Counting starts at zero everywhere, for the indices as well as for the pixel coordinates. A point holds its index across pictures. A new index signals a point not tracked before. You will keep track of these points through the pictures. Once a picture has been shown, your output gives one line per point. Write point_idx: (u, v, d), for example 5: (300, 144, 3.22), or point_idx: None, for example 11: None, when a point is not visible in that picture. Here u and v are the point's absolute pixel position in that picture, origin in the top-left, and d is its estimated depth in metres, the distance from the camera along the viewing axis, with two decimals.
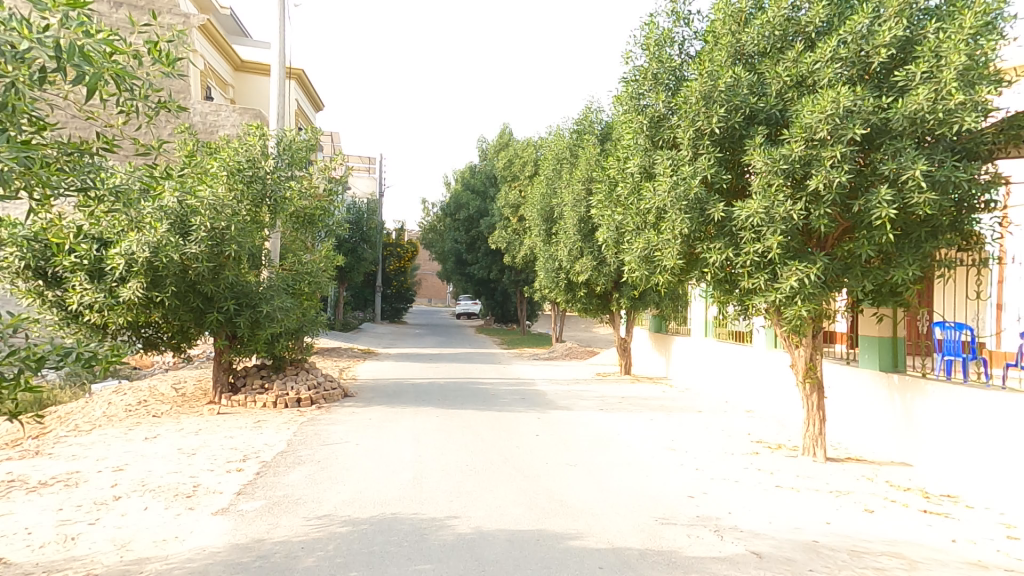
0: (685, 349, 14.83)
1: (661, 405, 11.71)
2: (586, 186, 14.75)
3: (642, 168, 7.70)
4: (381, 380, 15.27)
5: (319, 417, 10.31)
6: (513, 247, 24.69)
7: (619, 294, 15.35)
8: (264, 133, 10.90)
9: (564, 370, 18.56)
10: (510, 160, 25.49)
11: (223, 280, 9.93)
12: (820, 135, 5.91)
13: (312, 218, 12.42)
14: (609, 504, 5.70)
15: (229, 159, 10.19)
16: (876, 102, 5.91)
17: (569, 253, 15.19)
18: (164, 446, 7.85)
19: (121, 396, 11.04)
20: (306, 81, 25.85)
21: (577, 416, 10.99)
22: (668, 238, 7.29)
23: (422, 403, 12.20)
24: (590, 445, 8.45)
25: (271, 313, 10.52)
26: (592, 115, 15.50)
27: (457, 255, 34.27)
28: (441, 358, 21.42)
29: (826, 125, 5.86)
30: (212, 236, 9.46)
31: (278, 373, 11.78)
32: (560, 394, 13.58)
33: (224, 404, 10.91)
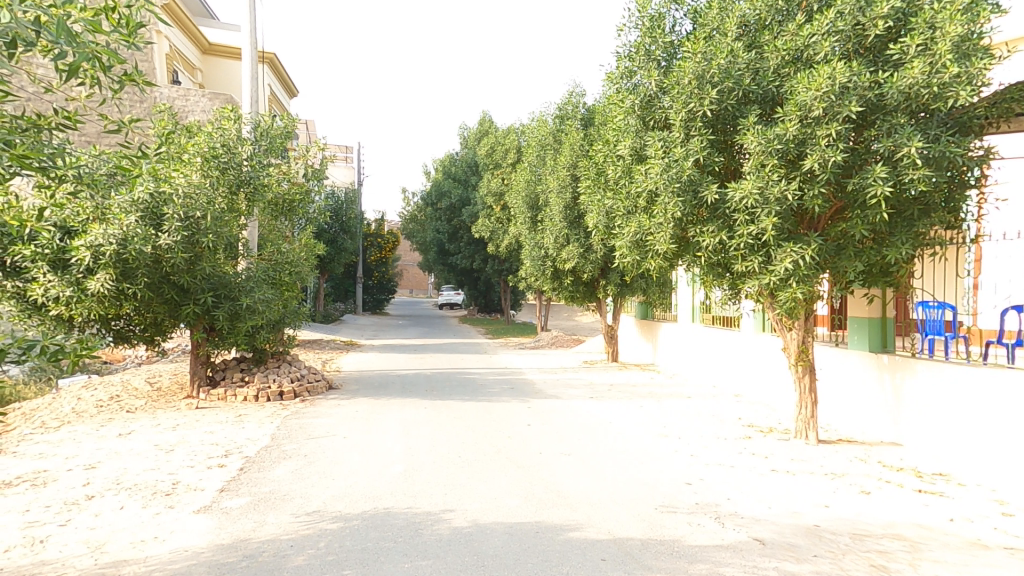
0: (672, 335, 14.83)
1: (650, 392, 11.70)
2: (572, 171, 14.59)
3: (633, 149, 7.63)
4: (366, 372, 14.98)
5: (303, 410, 10.04)
6: (496, 236, 24.46)
7: (606, 281, 15.27)
8: (237, 116, 10.43)
9: (551, 358, 18.49)
10: (492, 147, 25.15)
11: (200, 271, 9.55)
12: (815, 113, 5.82)
13: (291, 205, 12.02)
14: (607, 493, 5.62)
15: (203, 143, 9.76)
16: (872, 77, 5.84)
17: (555, 240, 15.03)
18: (140, 443, 7.52)
19: (92, 393, 10.61)
20: (280, 67, 25.11)
21: (566, 405, 10.89)
22: (660, 222, 7.20)
23: (408, 394, 11.97)
24: (582, 433, 8.36)
25: (251, 305, 10.18)
26: (576, 100, 15.30)
27: (439, 245, 33.83)
28: (426, 349, 21.17)
29: (821, 103, 5.77)
30: (186, 225, 9.07)
31: (258, 367, 11.44)
32: (548, 382, 13.46)
33: (202, 398, 10.55)
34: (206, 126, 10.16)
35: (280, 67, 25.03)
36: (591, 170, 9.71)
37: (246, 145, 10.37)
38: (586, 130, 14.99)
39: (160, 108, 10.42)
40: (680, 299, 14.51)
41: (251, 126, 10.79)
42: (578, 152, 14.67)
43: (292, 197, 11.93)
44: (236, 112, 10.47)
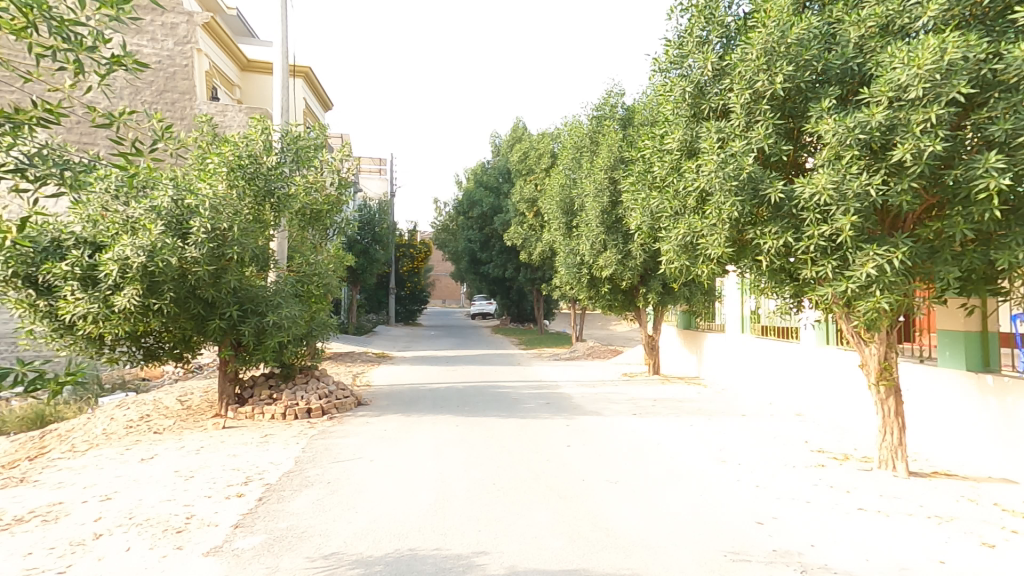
0: (721, 346, 13.85)
1: (699, 408, 10.82)
2: (609, 175, 13.90)
3: (684, 143, 7.15)
4: (397, 386, 14.55)
5: (331, 429, 9.62)
6: (529, 244, 23.87)
7: (646, 289, 14.51)
8: (263, 126, 10.21)
9: (588, 370, 17.69)
10: (524, 153, 24.63)
11: (225, 285, 9.22)
12: (911, 95, 5.02)
13: (319, 215, 11.69)
14: (665, 532, 4.90)
15: (230, 153, 9.52)
16: (989, 48, 5.01)
17: (592, 247, 14.33)
18: (161, 467, 7.14)
19: (124, 412, 10.33)
20: (315, 80, 25.32)
21: (609, 423, 10.14)
22: (714, 224, 6.50)
23: (440, 411, 11.44)
24: (629, 456, 7.62)
25: (277, 320, 9.81)
26: (613, 99, 14.61)
27: (471, 254, 33.47)
28: (459, 361, 20.71)
29: (921, 83, 4.97)
30: (211, 238, 8.74)
31: (286, 382, 11.13)
32: (587, 397, 12.72)
33: (230, 416, 10.23)
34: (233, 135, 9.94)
35: (315, 80, 25.22)
36: (633, 171, 9.02)
37: (272, 154, 10.11)
38: (625, 131, 14.28)
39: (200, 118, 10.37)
40: (729, 309, 13.49)
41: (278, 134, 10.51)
42: (615, 154, 13.94)
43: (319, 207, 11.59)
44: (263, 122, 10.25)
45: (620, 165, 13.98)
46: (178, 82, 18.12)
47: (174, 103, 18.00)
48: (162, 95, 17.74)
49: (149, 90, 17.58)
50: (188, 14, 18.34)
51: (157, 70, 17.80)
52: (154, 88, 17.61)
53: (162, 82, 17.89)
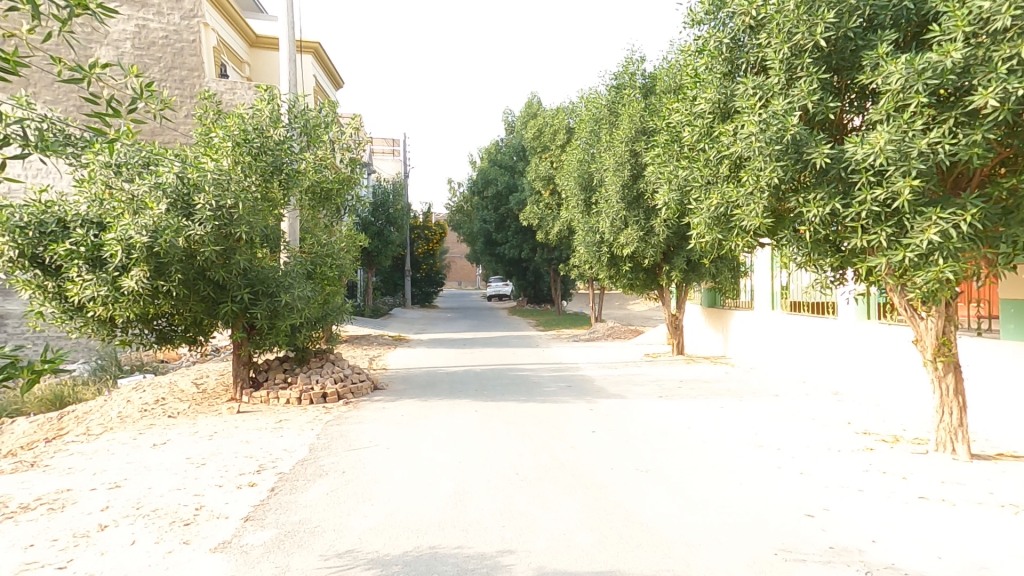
0: (750, 324, 13.31)
1: (728, 390, 10.34)
2: (630, 147, 13.30)
3: (717, 104, 6.58)
4: (414, 369, 14.30)
5: (347, 415, 9.39)
6: (545, 223, 23.32)
7: (669, 267, 13.98)
8: (273, 95, 9.62)
9: (609, 351, 17.26)
10: (539, 129, 23.94)
11: (234, 266, 8.93)
12: (997, 25, 4.56)
13: (330, 193, 11.34)
14: (706, 528, 4.49)
15: (234, 128, 9.14)
16: None
17: (612, 224, 13.75)
18: (173, 453, 6.87)
19: (140, 395, 10.01)
20: (325, 56, 24.76)
21: (634, 405, 9.75)
22: (751, 192, 5.94)
23: (458, 395, 11.14)
24: (658, 441, 7.22)
25: (290, 302, 9.54)
26: (634, 67, 13.86)
27: (486, 235, 33.04)
28: (476, 343, 20.43)
29: (1010, 9, 4.49)
30: (218, 217, 8.42)
31: (301, 366, 10.91)
32: (610, 379, 12.32)
33: (245, 401, 10.01)
34: (237, 109, 9.50)
35: (324, 57, 24.65)
36: (659, 138, 8.43)
37: (279, 127, 9.66)
38: (647, 100, 13.58)
39: (201, 93, 9.79)
40: (759, 283, 12.95)
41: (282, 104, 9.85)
42: (637, 125, 13.28)
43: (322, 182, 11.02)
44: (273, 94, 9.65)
45: (642, 136, 13.32)
46: (186, 59, 18.35)
47: (183, 80, 18.36)
48: (170, 72, 18.22)
49: (157, 67, 18.20)
50: None
51: (165, 46, 18.16)
52: (164, 64, 18.20)
53: (171, 58, 18.30)
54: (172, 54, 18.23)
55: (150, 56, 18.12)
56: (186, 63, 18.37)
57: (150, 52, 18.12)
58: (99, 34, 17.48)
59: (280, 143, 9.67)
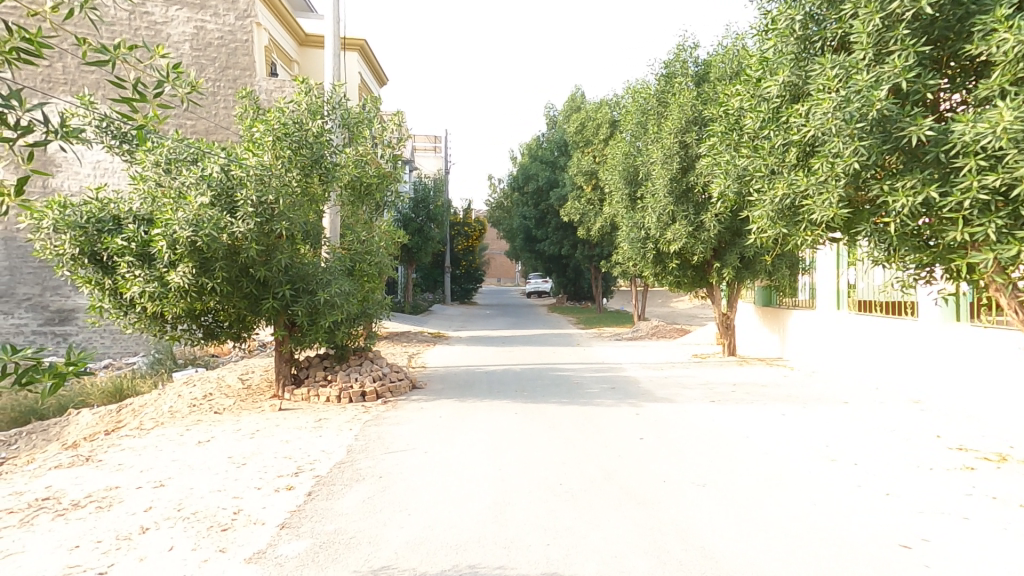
0: (810, 325, 12.53)
1: (788, 395, 9.72)
2: (680, 139, 12.69)
3: (789, 86, 6.17)
4: (454, 367, 14.13)
5: (385, 415, 9.30)
6: (587, 219, 22.76)
7: (721, 264, 13.30)
8: (308, 87, 9.68)
9: (654, 351, 16.64)
10: (582, 123, 23.38)
11: (275, 263, 8.89)
12: None
13: (370, 189, 11.27)
14: (778, 558, 4.02)
15: (275, 122, 9.02)
16: None
17: (658, 219, 13.14)
18: (215, 451, 6.82)
19: (190, 389, 10.17)
20: (369, 54, 24.92)
21: (683, 411, 9.23)
22: (824, 179, 5.58)
23: (499, 395, 10.87)
24: (718, 448, 6.82)
25: (329, 299, 9.45)
26: (686, 54, 13.26)
27: (526, 232, 32.74)
28: (515, 341, 20.13)
29: None
30: (259, 212, 8.35)
31: (341, 364, 10.89)
32: (656, 381, 11.77)
33: (286, 398, 10.04)
34: (275, 103, 9.46)
35: (369, 54, 24.86)
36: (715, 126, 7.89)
37: (316, 119, 9.55)
38: (699, 88, 12.95)
39: (239, 93, 9.76)
40: (822, 281, 12.23)
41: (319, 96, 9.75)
42: (689, 114, 12.64)
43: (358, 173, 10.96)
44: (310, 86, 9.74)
45: (693, 127, 12.68)
46: (240, 59, 18.78)
47: (237, 79, 18.79)
48: (225, 72, 18.71)
49: (212, 67, 18.69)
50: None
51: (220, 46, 18.65)
52: (218, 64, 18.69)
53: (225, 58, 18.76)
54: (226, 54, 18.69)
55: (206, 56, 18.64)
56: (239, 63, 18.83)
57: (206, 52, 18.62)
58: (160, 36, 18.23)
59: (319, 134, 9.51)
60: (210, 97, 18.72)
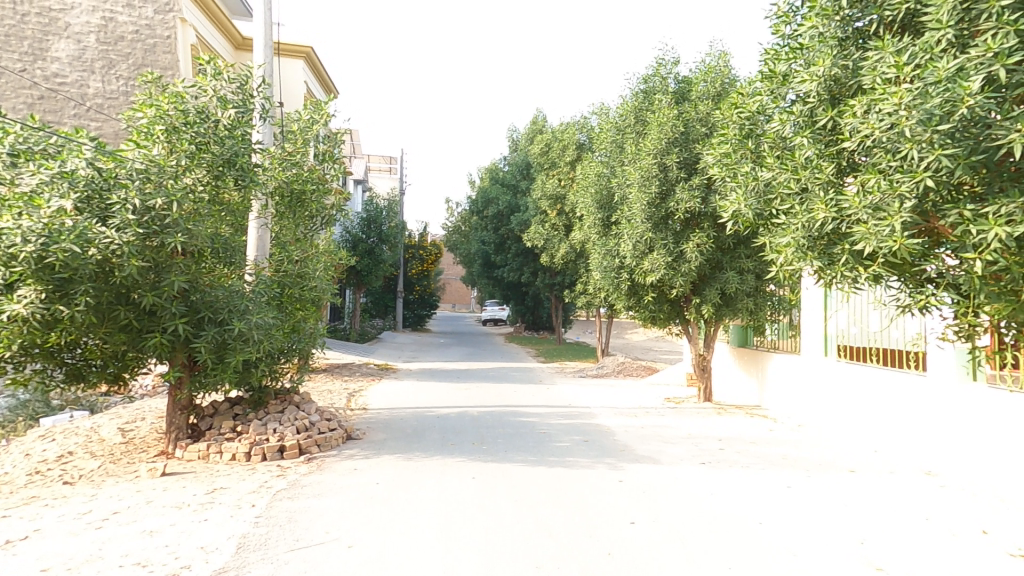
0: (793, 371, 11.41)
1: (786, 457, 8.39)
2: (659, 162, 11.51)
3: (832, 79, 4.85)
4: (399, 410, 12.23)
5: (305, 480, 7.31)
6: (550, 245, 21.43)
7: (699, 300, 12.17)
8: (218, 70, 7.61)
9: (623, 392, 15.25)
10: (547, 145, 22.34)
11: (166, 289, 6.87)
12: None
13: (301, 197, 9.46)
14: None
15: (169, 107, 7.05)
16: None
17: (634, 248, 11.91)
18: (32, 555, 4.73)
19: (44, 450, 8.02)
20: (317, 62, 23.23)
21: (672, 476, 7.71)
22: (883, 200, 4.24)
23: (450, 450, 9.03)
24: (727, 546, 5.28)
25: (243, 332, 7.51)
26: (665, 70, 12.22)
27: (485, 256, 31.45)
28: (471, 375, 18.37)
29: None
30: (144, 222, 6.48)
31: (256, 411, 8.85)
32: (633, 433, 10.26)
33: (177, 457, 7.92)
34: (170, 88, 7.34)
35: (316, 63, 23.14)
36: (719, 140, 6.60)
37: (228, 108, 7.43)
38: (679, 107, 11.88)
39: (143, 75, 7.58)
40: (807, 323, 11.13)
41: (234, 84, 7.70)
42: (669, 134, 11.42)
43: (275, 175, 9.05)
44: (222, 70, 7.64)
45: (674, 148, 11.46)
46: (158, 57, 17.45)
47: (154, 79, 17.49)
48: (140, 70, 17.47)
49: (124, 63, 17.42)
50: None
51: (134, 41, 17.35)
52: (132, 60, 17.43)
53: (142, 54, 17.47)
54: (141, 50, 17.38)
55: (116, 51, 17.42)
56: (158, 60, 17.51)
57: (117, 47, 17.39)
58: (55, 25, 16.96)
59: (236, 128, 7.49)
60: (121, 96, 17.34)
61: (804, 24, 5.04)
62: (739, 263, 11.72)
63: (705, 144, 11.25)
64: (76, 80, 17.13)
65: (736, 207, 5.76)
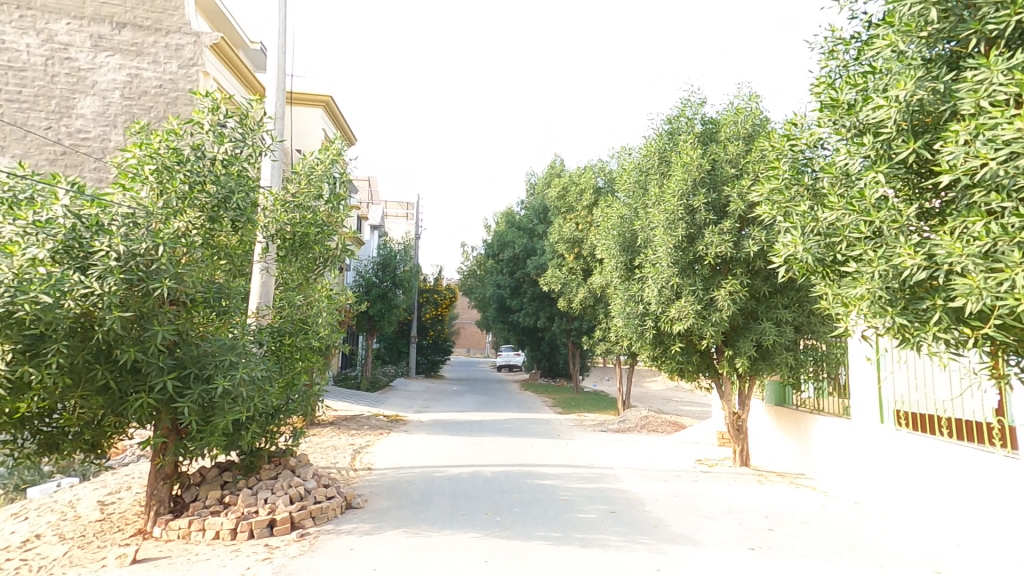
0: (845, 437, 10.41)
1: (851, 546, 7.48)
2: (686, 204, 10.84)
3: (916, 103, 4.11)
4: (406, 470, 11.24)
5: (292, 564, 6.32)
6: (568, 290, 20.69)
7: (733, 351, 11.22)
8: (215, 105, 7.09)
9: (649, 449, 14.09)
10: (564, 189, 22.02)
11: (151, 342, 6.13)
12: None
13: (305, 240, 8.93)
14: None
15: (160, 145, 6.61)
16: None
17: (659, 294, 11.11)
18: None
19: (14, 533, 7.27)
20: (337, 111, 23.48)
21: (719, 563, 6.61)
22: (993, 249, 3.56)
23: (460, 522, 7.99)
24: None
25: (230, 389, 6.78)
26: (690, 111, 11.75)
27: (500, 301, 30.85)
28: (484, 428, 17.32)
29: None
30: (128, 269, 5.83)
31: (247, 478, 8.02)
32: (666, 503, 9.15)
33: (155, 536, 7.08)
34: (164, 125, 6.90)
35: (337, 111, 23.35)
36: (767, 179, 5.89)
37: (223, 143, 7.03)
38: (705, 148, 11.31)
39: (131, 128, 7.04)
40: (856, 386, 10.16)
41: (234, 120, 7.32)
42: (695, 175, 10.81)
43: (276, 216, 8.60)
44: (219, 104, 7.16)
45: (701, 189, 10.81)
46: (180, 109, 17.61)
47: None
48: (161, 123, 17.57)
49: (146, 116, 17.55)
50: (195, 36, 17.60)
51: (157, 95, 17.50)
52: (153, 113, 17.57)
53: (163, 107, 17.65)
54: (163, 104, 17.52)
55: (139, 106, 17.53)
56: (179, 112, 17.65)
57: (140, 101, 17.53)
58: (83, 83, 17.18)
59: (231, 167, 7.00)
60: None
61: (878, 45, 4.40)
62: (776, 313, 10.83)
63: (736, 185, 10.58)
64: (98, 135, 17.22)
65: (794, 251, 5.02)
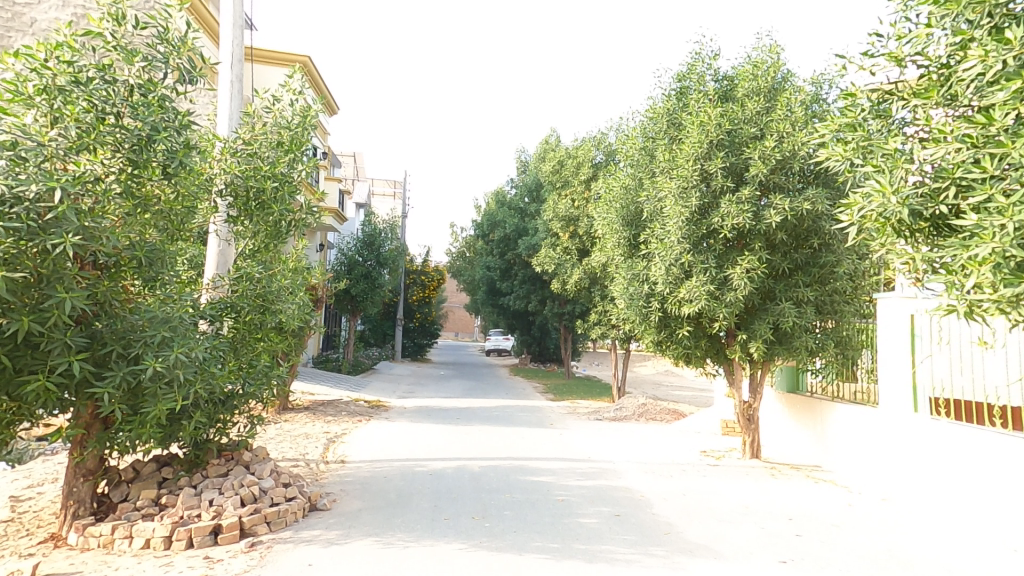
0: (872, 430, 9.39)
1: (893, 555, 6.41)
2: (700, 168, 9.66)
3: None
4: (383, 464, 10.07)
5: None
6: (562, 270, 19.50)
7: (747, 334, 10.13)
8: (120, 13, 5.69)
9: (649, 440, 13.06)
10: (559, 164, 20.77)
11: (52, 312, 4.92)
12: None
13: (261, 200, 7.57)
14: None
15: (47, 57, 5.23)
16: None
17: (666, 271, 9.97)
18: None
19: None
20: (316, 76, 21.93)
21: None
22: None
23: (441, 530, 6.82)
24: None
25: (163, 373, 5.57)
26: (702, 66, 10.47)
27: (490, 283, 29.75)
28: (471, 415, 16.17)
29: None
30: (14, 217, 4.73)
31: (190, 476, 6.83)
32: (677, 504, 8.09)
33: (69, 544, 5.90)
34: (53, 35, 5.47)
35: (316, 76, 21.82)
36: (841, 118, 4.88)
37: (134, 63, 5.60)
38: (721, 107, 10.09)
39: (23, 49, 5.22)
40: (885, 368, 9.09)
41: (153, 35, 5.90)
42: (713, 135, 9.59)
43: (225, 166, 7.32)
44: (126, 14, 5.71)
45: (719, 152, 9.63)
46: None
47: None
48: None
49: None
50: None
51: None
52: None
53: None
54: None
55: None
56: None
57: None
58: (18, 21, 15.54)
59: (151, 95, 5.65)
60: None
61: None
62: (796, 292, 9.74)
63: (756, 147, 9.41)
64: None
65: (886, 203, 4.06)
